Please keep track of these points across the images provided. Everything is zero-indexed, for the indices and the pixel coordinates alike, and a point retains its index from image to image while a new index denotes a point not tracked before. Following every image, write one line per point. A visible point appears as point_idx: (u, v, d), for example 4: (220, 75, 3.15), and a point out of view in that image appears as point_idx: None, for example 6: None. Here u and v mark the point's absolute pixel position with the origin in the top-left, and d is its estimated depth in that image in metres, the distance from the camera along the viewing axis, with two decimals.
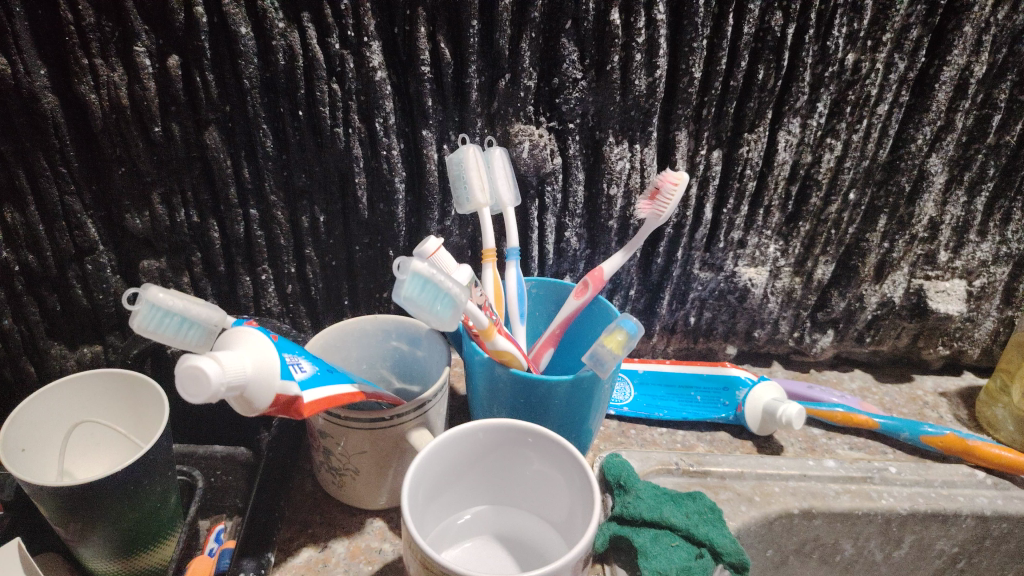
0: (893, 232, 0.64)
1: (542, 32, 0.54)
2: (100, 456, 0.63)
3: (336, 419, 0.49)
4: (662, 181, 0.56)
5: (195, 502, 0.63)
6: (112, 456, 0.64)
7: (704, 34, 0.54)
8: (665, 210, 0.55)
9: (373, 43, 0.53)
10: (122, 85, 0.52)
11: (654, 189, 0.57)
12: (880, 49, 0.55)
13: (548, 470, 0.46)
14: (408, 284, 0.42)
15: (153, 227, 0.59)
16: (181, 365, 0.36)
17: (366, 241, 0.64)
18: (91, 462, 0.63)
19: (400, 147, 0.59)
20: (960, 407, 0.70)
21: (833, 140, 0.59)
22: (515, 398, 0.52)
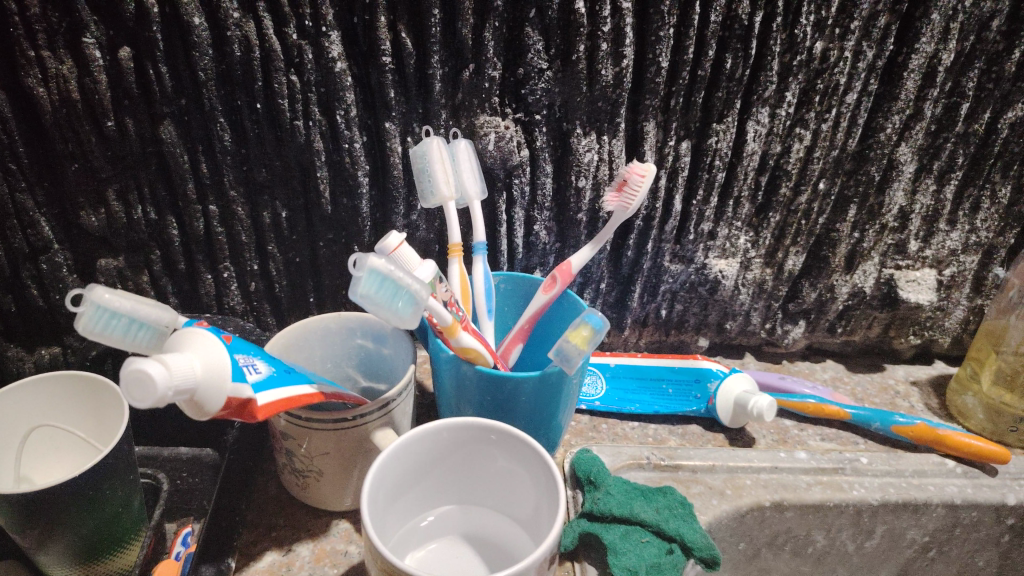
0: (863, 222, 0.64)
1: (506, 21, 0.53)
2: (62, 459, 0.62)
3: (297, 420, 0.47)
4: (630, 172, 0.55)
5: (160, 505, 0.61)
6: (73, 459, 0.62)
7: (671, 23, 0.53)
8: (634, 201, 0.54)
9: (332, 33, 0.52)
10: (72, 78, 0.50)
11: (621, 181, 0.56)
12: (848, 37, 0.54)
13: (514, 468, 0.45)
14: (365, 281, 0.41)
15: (109, 225, 0.57)
16: (126, 369, 0.34)
17: (330, 237, 0.63)
18: (52, 465, 0.62)
19: (363, 140, 0.57)
20: (931, 396, 0.70)
21: (802, 130, 0.59)
22: (481, 396, 0.51)
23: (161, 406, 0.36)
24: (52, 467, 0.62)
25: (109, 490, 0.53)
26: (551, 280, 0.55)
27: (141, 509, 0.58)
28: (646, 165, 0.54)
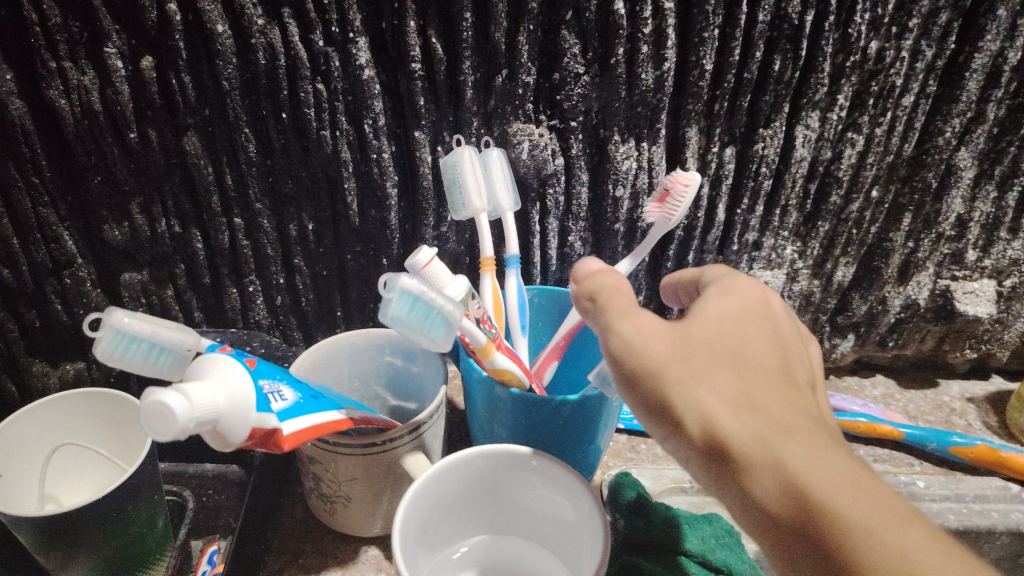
0: (918, 231, 0.61)
1: (541, 24, 0.50)
2: (91, 471, 0.61)
3: (325, 444, 0.45)
4: (673, 182, 0.52)
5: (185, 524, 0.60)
6: (102, 472, 0.61)
7: (716, 23, 0.50)
8: (676, 212, 0.51)
9: (359, 39, 0.49)
10: (94, 90, 0.48)
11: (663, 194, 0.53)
12: (906, 36, 0.51)
13: (553, 496, 0.43)
14: (395, 304, 0.38)
15: (133, 239, 0.55)
16: (147, 400, 0.33)
17: (358, 249, 0.61)
18: (81, 476, 0.60)
19: (391, 150, 0.55)
20: (990, 414, 0.66)
21: (854, 134, 0.55)
22: (516, 419, 0.48)
23: (183, 438, 0.34)
24: (81, 478, 0.61)
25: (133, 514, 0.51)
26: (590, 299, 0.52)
27: (166, 529, 0.56)
28: (692, 174, 0.51)
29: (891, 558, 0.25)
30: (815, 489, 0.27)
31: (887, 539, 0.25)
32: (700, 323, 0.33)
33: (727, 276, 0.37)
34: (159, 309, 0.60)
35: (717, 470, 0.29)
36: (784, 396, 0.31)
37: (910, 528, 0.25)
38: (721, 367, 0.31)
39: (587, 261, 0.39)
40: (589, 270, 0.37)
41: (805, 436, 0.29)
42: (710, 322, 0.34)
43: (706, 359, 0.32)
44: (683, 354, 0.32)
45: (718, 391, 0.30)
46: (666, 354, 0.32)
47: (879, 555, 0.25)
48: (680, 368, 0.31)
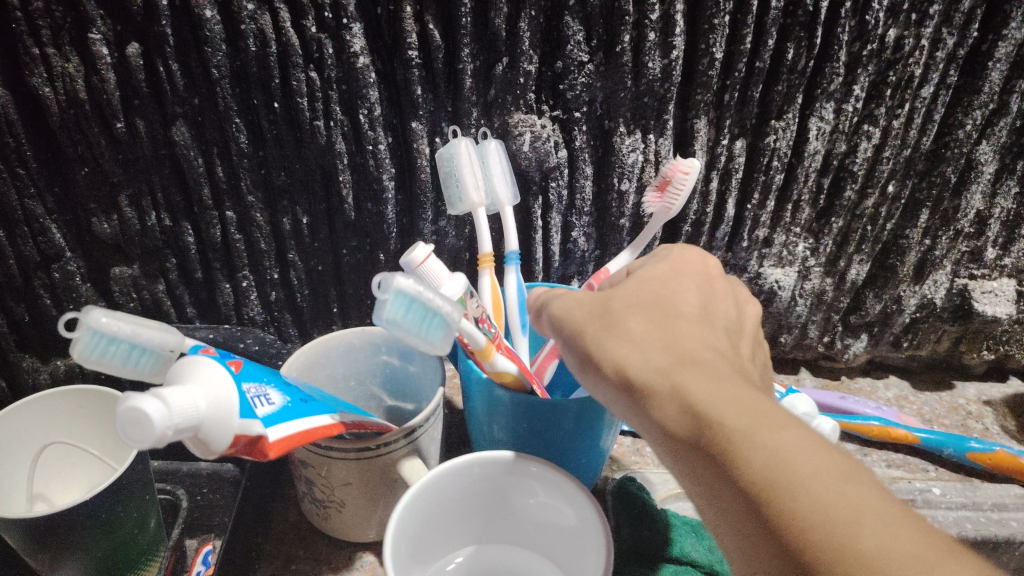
0: (935, 227, 0.58)
1: (544, 10, 0.48)
2: (85, 469, 0.58)
3: (317, 448, 0.44)
4: (672, 169, 0.49)
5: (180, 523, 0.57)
6: (95, 471, 0.58)
7: (727, 9, 0.48)
8: (676, 202, 0.49)
9: (353, 25, 0.47)
10: (79, 78, 0.46)
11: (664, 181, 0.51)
12: (927, 23, 0.49)
13: (553, 505, 0.41)
14: (391, 305, 0.36)
15: (122, 232, 0.53)
16: (123, 406, 0.31)
17: (354, 244, 0.59)
18: (74, 473, 0.58)
19: (388, 141, 0.53)
20: (1008, 417, 0.64)
21: (870, 127, 0.53)
22: (516, 422, 0.46)
23: (162, 446, 0.32)
24: (74, 475, 0.59)
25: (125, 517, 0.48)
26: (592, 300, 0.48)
27: (158, 528, 0.53)
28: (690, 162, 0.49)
29: (770, 461, 0.25)
30: (705, 405, 0.27)
31: (772, 444, 0.25)
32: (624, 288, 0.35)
33: (654, 253, 0.39)
34: (151, 304, 0.58)
35: (630, 409, 0.30)
36: (695, 334, 0.32)
37: (796, 436, 0.25)
38: (634, 315, 0.33)
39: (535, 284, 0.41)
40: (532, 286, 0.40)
41: (705, 362, 0.29)
42: (636, 286, 0.35)
43: (620, 311, 0.33)
44: (602, 312, 0.34)
45: (627, 334, 0.32)
46: (587, 315, 0.34)
47: (761, 460, 0.25)
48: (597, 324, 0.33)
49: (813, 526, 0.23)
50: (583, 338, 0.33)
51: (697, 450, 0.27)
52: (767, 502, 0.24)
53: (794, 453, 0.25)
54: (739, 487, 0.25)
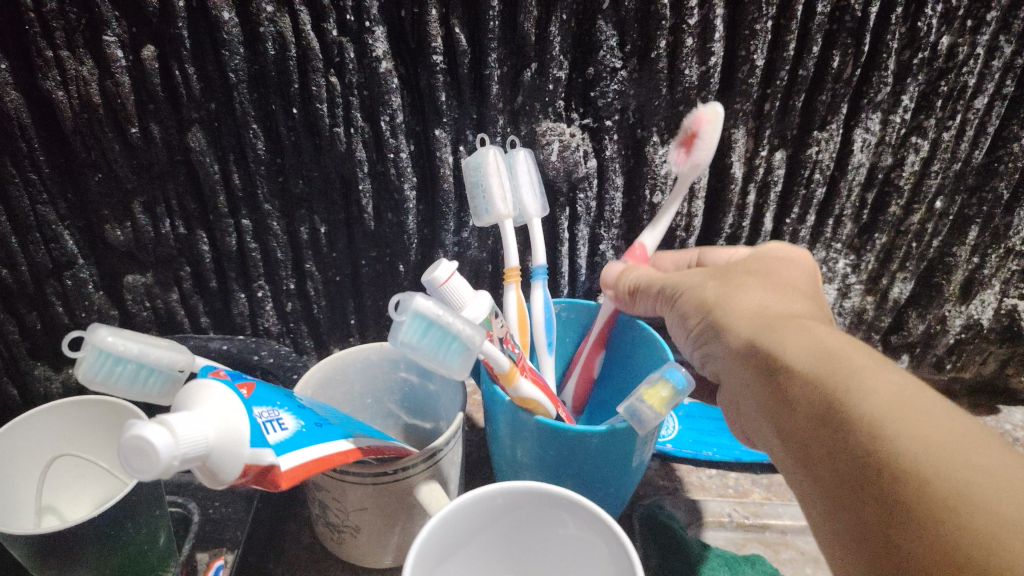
0: (985, 245, 0.56)
1: (575, 13, 0.46)
2: (97, 477, 0.54)
3: (332, 472, 0.42)
4: (696, 122, 0.44)
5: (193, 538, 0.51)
6: (109, 481, 0.54)
7: (769, 14, 0.45)
8: (703, 159, 0.45)
9: (376, 29, 0.45)
10: (92, 81, 0.44)
11: (690, 135, 0.45)
12: (983, 30, 0.46)
13: (586, 538, 0.38)
14: (408, 327, 0.35)
15: (136, 239, 0.51)
16: (128, 433, 0.29)
17: (373, 254, 0.56)
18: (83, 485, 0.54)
19: (410, 149, 0.51)
20: None
21: (918, 139, 0.50)
22: (543, 449, 0.44)
23: (168, 476, 0.30)
24: (85, 485, 0.54)
25: (134, 536, 0.43)
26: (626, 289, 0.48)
27: (170, 544, 0.47)
28: (715, 111, 0.44)
29: (878, 392, 0.26)
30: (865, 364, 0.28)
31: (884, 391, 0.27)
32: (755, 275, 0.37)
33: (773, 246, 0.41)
34: (164, 314, 0.56)
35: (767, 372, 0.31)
36: (802, 302, 0.35)
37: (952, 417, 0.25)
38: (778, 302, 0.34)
39: (610, 265, 0.47)
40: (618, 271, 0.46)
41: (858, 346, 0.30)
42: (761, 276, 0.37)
43: (742, 277, 0.37)
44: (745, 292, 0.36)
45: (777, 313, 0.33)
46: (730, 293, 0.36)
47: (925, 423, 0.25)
48: (724, 291, 0.37)
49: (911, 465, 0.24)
50: (708, 299, 0.37)
51: (807, 387, 0.29)
52: (864, 427, 0.26)
53: (907, 393, 0.26)
54: (845, 429, 0.26)
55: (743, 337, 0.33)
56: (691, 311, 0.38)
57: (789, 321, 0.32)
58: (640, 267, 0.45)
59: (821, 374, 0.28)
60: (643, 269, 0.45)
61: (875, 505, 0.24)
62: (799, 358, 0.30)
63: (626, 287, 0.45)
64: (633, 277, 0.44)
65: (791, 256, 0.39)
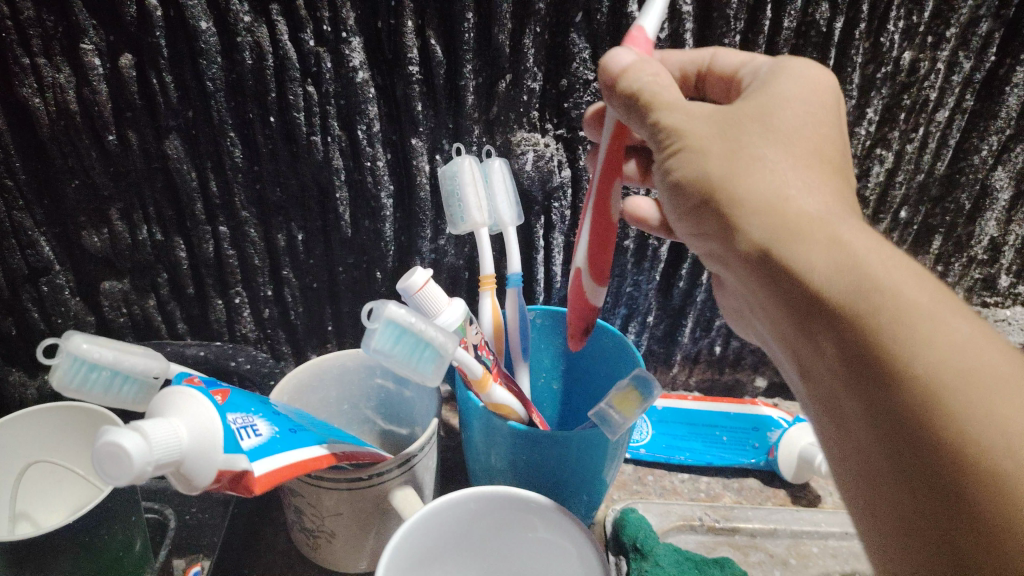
0: (949, 254, 0.57)
1: (549, 26, 0.47)
2: (75, 481, 0.52)
3: (308, 478, 0.42)
4: None
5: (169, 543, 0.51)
6: (86, 487, 0.52)
7: (737, 29, 0.47)
8: None
9: (353, 39, 0.46)
10: (69, 89, 0.44)
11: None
12: (943, 46, 0.47)
13: (556, 539, 0.39)
14: (380, 335, 0.36)
15: (113, 246, 0.51)
16: (102, 440, 0.30)
17: (350, 262, 0.57)
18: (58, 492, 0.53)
19: (387, 157, 0.52)
20: None
21: (884, 150, 0.52)
22: (515, 455, 0.45)
23: (142, 482, 0.30)
24: (64, 490, 0.53)
25: (108, 540, 0.43)
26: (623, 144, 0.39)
27: (145, 550, 0.47)
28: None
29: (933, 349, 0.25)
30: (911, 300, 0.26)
31: (924, 334, 0.25)
32: (774, 132, 0.31)
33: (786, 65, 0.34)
34: (142, 320, 0.56)
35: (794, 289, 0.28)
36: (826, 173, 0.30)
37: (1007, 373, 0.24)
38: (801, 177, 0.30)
39: (616, 52, 0.35)
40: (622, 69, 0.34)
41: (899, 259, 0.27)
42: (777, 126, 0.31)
43: (757, 135, 0.31)
44: (764, 166, 0.30)
45: (803, 206, 0.29)
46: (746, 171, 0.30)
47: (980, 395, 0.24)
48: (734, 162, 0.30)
49: (974, 440, 0.23)
50: (715, 175, 0.31)
51: (849, 322, 0.26)
52: (921, 389, 0.25)
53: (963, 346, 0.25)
54: (895, 380, 0.25)
55: (757, 236, 0.29)
56: (690, 181, 0.32)
57: (809, 220, 0.28)
58: (647, 65, 0.34)
59: (862, 315, 0.26)
60: (654, 66, 0.34)
61: (923, 468, 0.25)
62: (836, 286, 0.27)
63: (625, 90, 0.34)
64: (633, 81, 0.33)
65: (808, 79, 0.33)
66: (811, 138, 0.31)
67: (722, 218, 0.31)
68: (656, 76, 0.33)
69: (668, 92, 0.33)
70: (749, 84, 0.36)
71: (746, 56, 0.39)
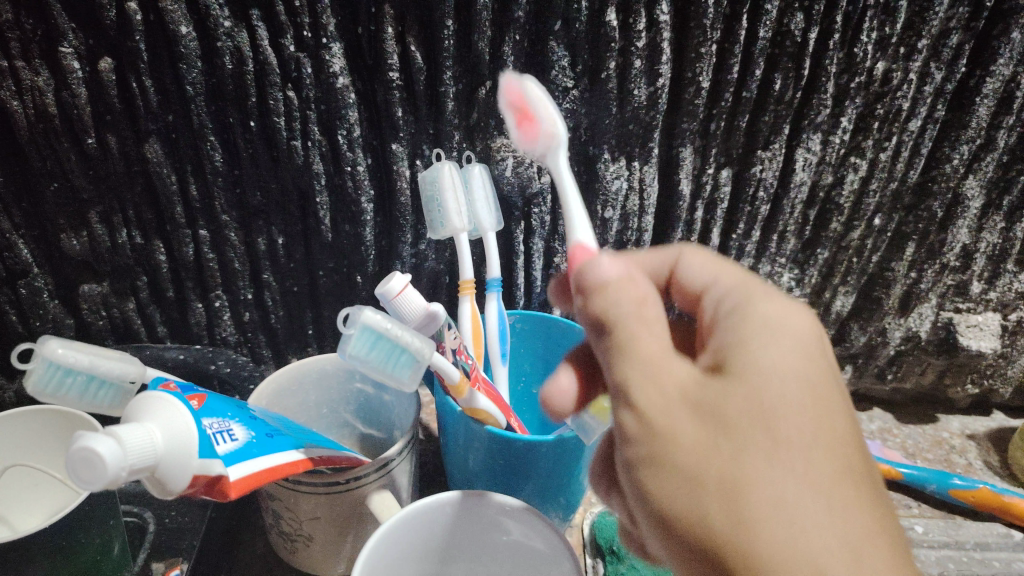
0: (922, 260, 0.58)
1: (528, 34, 0.47)
2: (53, 485, 0.51)
3: (286, 482, 0.42)
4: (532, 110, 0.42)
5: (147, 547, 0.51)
6: (64, 491, 0.51)
7: (714, 38, 0.47)
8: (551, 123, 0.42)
9: (333, 45, 0.46)
10: (49, 91, 0.44)
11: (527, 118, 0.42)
12: (915, 57, 0.48)
13: (528, 542, 0.40)
14: (355, 340, 0.36)
15: (92, 249, 0.51)
16: (76, 445, 0.30)
17: (330, 265, 0.57)
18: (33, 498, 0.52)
19: (367, 162, 0.52)
20: (992, 453, 0.63)
21: (857, 159, 0.53)
22: (492, 458, 0.45)
23: (116, 487, 0.31)
24: (41, 495, 0.51)
25: (87, 546, 0.42)
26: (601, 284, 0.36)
27: (124, 554, 0.47)
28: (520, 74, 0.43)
29: None
30: None
31: None
32: (772, 436, 0.23)
33: (774, 313, 0.27)
34: (121, 323, 0.56)
35: None
36: (835, 483, 0.23)
37: None
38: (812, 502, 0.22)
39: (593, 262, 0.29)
40: (603, 279, 0.28)
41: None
42: (775, 423, 0.23)
43: (753, 440, 0.23)
44: (766, 492, 0.22)
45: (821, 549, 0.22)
46: (746, 497, 0.22)
47: None
48: (726, 488, 0.23)
49: None
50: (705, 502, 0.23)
51: None
52: None
53: None
54: None
55: None
56: (664, 495, 0.24)
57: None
58: (628, 284, 0.28)
59: None
60: (630, 292, 0.27)
61: None
62: None
63: (599, 309, 0.28)
64: (613, 311, 0.27)
65: (791, 315, 0.27)
66: (823, 434, 0.24)
67: (714, 561, 0.23)
68: (641, 303, 0.27)
69: (646, 333, 0.26)
70: (721, 316, 0.29)
71: (718, 273, 0.32)
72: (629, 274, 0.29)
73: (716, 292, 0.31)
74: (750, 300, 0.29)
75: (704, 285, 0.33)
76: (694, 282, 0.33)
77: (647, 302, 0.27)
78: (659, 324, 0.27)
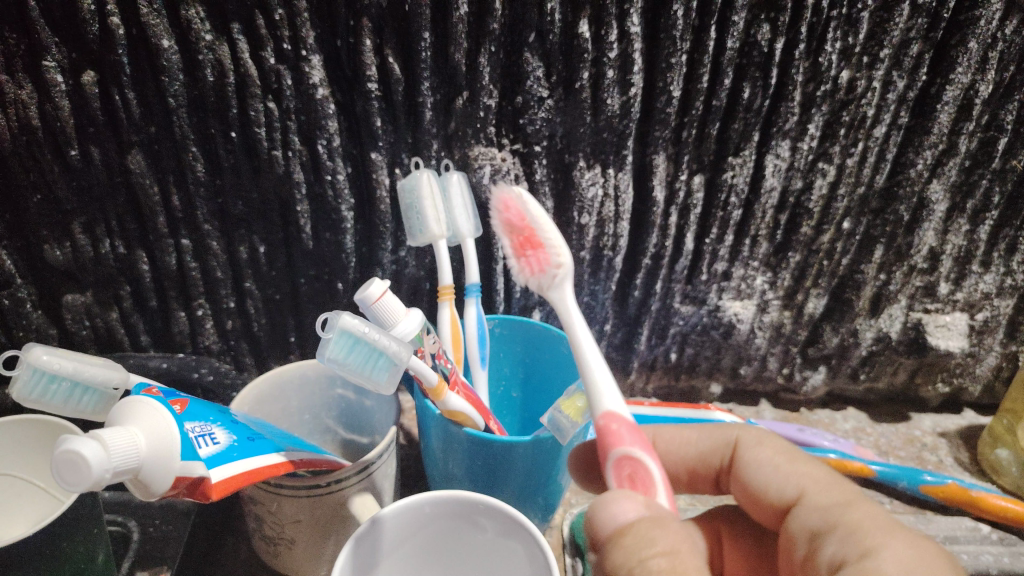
0: (890, 263, 0.60)
1: (503, 45, 0.49)
2: (33, 495, 0.50)
3: (267, 485, 0.43)
4: (541, 249, 0.46)
5: (127, 556, 0.51)
6: (43, 500, 0.50)
7: (684, 49, 0.49)
8: (556, 252, 0.46)
9: (313, 57, 0.47)
10: (32, 104, 0.45)
11: (526, 238, 0.47)
12: (877, 66, 0.50)
13: (504, 541, 0.41)
14: (334, 344, 0.38)
15: (76, 259, 0.52)
16: (60, 448, 0.31)
17: (311, 273, 0.58)
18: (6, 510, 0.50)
19: (347, 171, 0.53)
20: (961, 450, 0.65)
21: (825, 164, 0.55)
22: (471, 460, 0.46)
23: (100, 490, 0.31)
24: (16, 506, 0.50)
25: (70, 552, 0.42)
26: (619, 432, 0.36)
27: (108, 563, 0.47)
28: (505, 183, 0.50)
29: None
30: None
31: None
32: None
33: (888, 559, 0.28)
34: (104, 333, 0.56)
35: None
36: None
37: None
38: None
39: (615, 504, 0.31)
40: (623, 521, 0.30)
41: None
42: None
43: None
44: None
45: None
46: None
47: None
48: None
49: None
50: None
51: None
52: None
53: None
54: None
55: None
56: None
57: None
58: (652, 528, 0.29)
59: None
60: (661, 535, 0.29)
61: None
62: None
63: (620, 565, 0.29)
64: (640, 567, 0.28)
65: (915, 553, 0.28)
66: None
67: None
68: (670, 556, 0.28)
69: None
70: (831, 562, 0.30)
71: (799, 484, 0.35)
72: (648, 515, 0.30)
73: (806, 513, 0.34)
74: (856, 536, 0.30)
75: (787, 493, 0.36)
76: (771, 487, 0.37)
77: (680, 552, 0.28)
78: (694, 567, 0.28)
